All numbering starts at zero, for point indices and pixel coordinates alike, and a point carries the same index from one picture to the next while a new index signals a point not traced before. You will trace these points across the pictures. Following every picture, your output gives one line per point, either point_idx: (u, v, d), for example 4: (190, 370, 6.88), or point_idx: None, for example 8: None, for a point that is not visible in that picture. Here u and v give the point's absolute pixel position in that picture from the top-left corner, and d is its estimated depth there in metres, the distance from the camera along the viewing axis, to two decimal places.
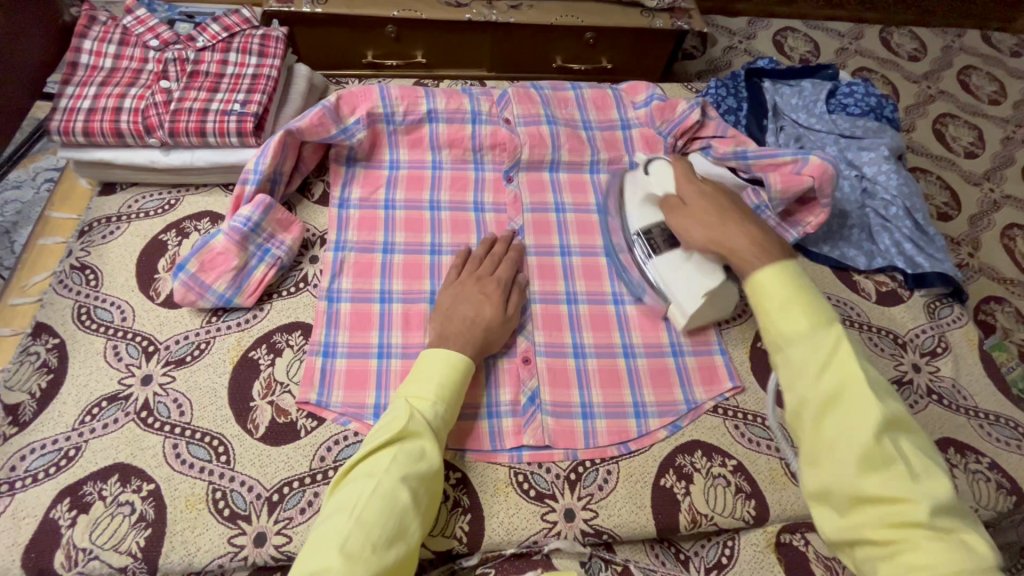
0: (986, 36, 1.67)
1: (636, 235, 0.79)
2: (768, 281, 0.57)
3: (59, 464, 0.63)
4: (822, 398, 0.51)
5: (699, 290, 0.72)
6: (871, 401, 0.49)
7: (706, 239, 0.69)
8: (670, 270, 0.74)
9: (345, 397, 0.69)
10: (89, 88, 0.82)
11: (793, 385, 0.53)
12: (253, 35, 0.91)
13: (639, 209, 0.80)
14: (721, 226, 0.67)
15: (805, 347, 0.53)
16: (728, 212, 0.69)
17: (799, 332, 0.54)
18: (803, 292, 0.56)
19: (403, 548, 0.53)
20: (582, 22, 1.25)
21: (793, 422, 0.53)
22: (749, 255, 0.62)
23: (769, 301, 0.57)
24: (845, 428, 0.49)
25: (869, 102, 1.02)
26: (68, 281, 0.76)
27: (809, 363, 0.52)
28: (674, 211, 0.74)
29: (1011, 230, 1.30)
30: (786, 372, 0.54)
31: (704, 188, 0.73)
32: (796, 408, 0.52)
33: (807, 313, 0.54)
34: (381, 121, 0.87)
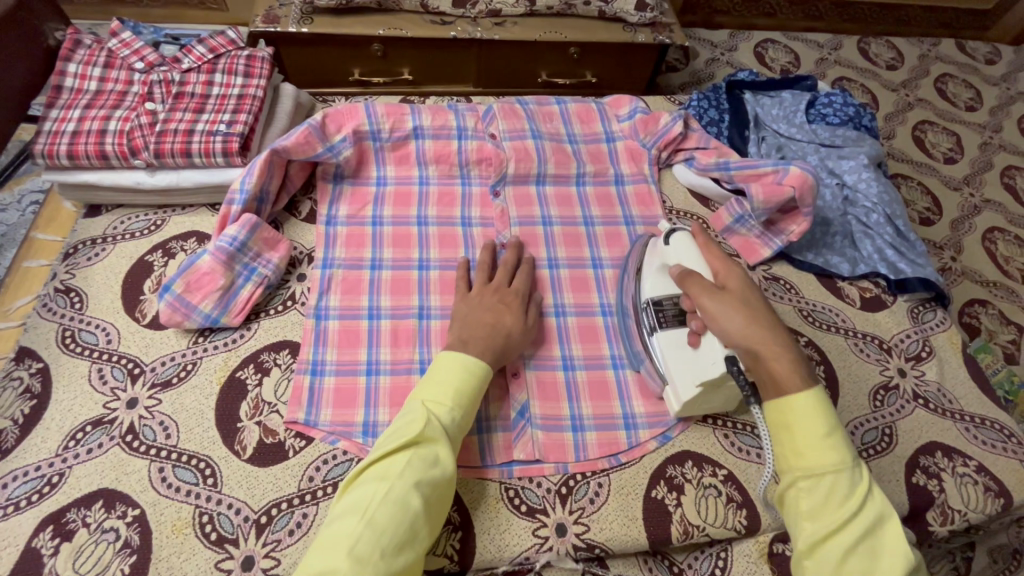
0: (961, 44, 1.71)
1: (645, 305, 0.74)
2: (803, 407, 0.57)
3: (42, 490, 0.62)
4: (852, 536, 0.51)
5: (694, 379, 0.66)
6: (897, 551, 0.51)
7: (746, 338, 0.62)
8: (672, 350, 0.69)
9: (333, 415, 0.69)
10: (74, 112, 0.83)
11: (819, 521, 0.53)
12: (238, 55, 0.92)
13: (653, 276, 0.76)
14: (765, 329, 0.62)
15: (836, 483, 0.53)
16: (769, 318, 0.64)
17: (831, 468, 0.54)
18: (834, 425, 0.56)
19: (411, 555, 0.53)
20: (566, 37, 1.27)
21: (807, 555, 0.53)
22: (788, 376, 0.59)
23: (801, 429, 0.56)
24: (871, 570, 0.50)
25: (848, 112, 1.04)
26: (52, 304, 0.76)
27: (839, 499, 0.53)
28: (710, 293, 0.66)
29: (993, 232, 1.32)
30: (810, 502, 0.54)
31: (746, 283, 0.68)
32: (818, 542, 0.52)
33: (840, 452, 0.55)
34: (367, 138, 0.88)
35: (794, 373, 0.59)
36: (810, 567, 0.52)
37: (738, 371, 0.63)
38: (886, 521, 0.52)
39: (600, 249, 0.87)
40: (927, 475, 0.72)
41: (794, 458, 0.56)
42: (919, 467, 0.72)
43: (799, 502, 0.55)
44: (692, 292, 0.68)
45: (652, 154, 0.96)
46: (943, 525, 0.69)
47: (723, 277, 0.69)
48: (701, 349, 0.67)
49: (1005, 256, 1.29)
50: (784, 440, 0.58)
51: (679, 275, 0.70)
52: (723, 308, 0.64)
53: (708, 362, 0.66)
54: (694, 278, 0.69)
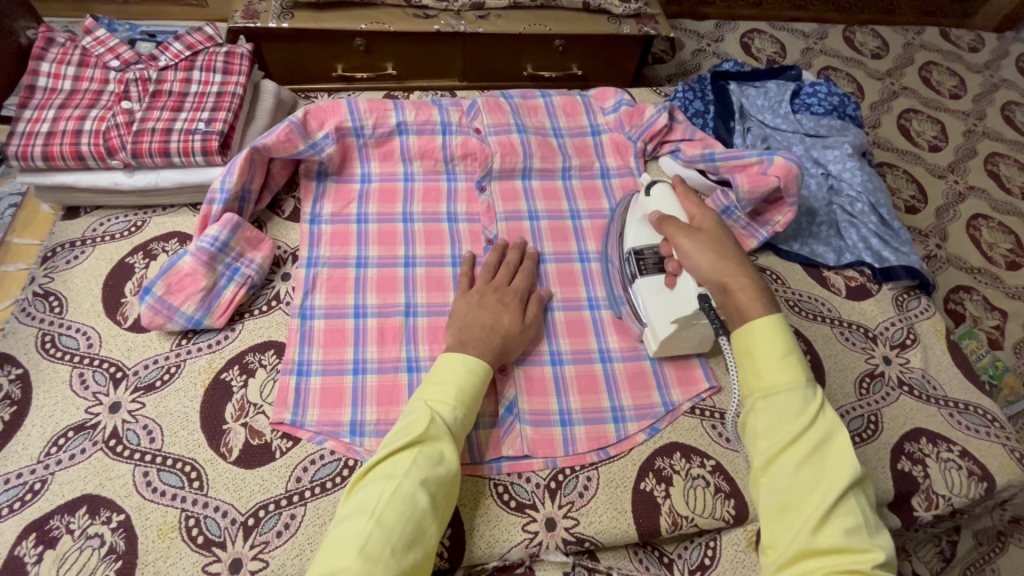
0: (945, 32, 1.71)
1: (628, 254, 0.78)
2: (762, 328, 0.58)
3: (24, 498, 0.61)
4: (803, 450, 0.53)
5: (670, 316, 0.70)
6: (844, 461, 0.52)
7: (716, 271, 0.66)
8: (651, 294, 0.73)
9: (320, 415, 0.68)
10: (48, 112, 0.81)
11: (773, 438, 0.54)
12: (216, 52, 0.90)
13: (636, 227, 0.79)
14: (736, 265, 0.66)
15: (789, 402, 0.55)
16: (740, 255, 0.67)
17: (785, 386, 0.56)
18: (791, 346, 0.58)
19: (420, 551, 0.53)
20: (551, 30, 1.26)
21: (763, 474, 0.54)
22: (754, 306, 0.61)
23: (761, 352, 0.58)
24: (819, 482, 0.51)
25: (833, 101, 1.04)
26: (31, 309, 0.75)
27: (792, 416, 0.54)
28: (684, 233, 0.71)
29: (977, 219, 1.33)
30: (764, 421, 0.55)
31: (720, 223, 0.71)
32: (771, 458, 0.53)
33: (795, 371, 0.57)
34: (350, 135, 0.87)
35: (758, 303, 0.61)
36: (765, 485, 0.54)
37: (709, 308, 0.66)
38: (835, 434, 0.54)
39: (587, 242, 0.87)
40: (913, 461, 0.72)
41: (754, 380, 0.58)
42: (904, 453, 0.73)
43: (756, 422, 0.56)
44: (668, 233, 0.72)
45: (638, 147, 0.95)
46: (928, 510, 0.70)
47: (698, 219, 0.73)
48: (677, 288, 0.71)
49: (989, 243, 1.30)
50: (745, 364, 0.59)
51: (658, 219, 0.75)
52: (695, 247, 0.69)
53: (683, 300, 0.70)
54: (670, 221, 0.73)
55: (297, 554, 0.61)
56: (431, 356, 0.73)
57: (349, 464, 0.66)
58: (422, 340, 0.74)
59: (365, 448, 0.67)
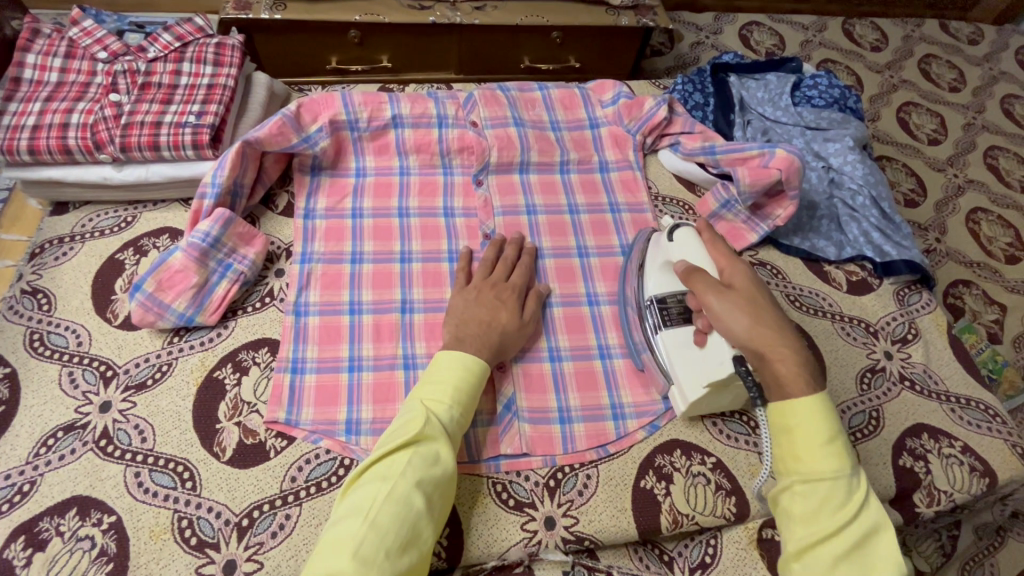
0: (945, 24, 1.70)
1: (649, 302, 0.73)
2: (807, 410, 0.55)
3: (12, 500, 0.60)
4: (843, 545, 0.50)
5: (702, 379, 0.66)
6: (887, 562, 0.50)
7: (752, 338, 0.60)
8: (677, 350, 0.68)
9: (315, 413, 0.67)
10: (33, 105, 0.79)
11: (811, 528, 0.52)
12: (207, 43, 0.88)
13: (658, 275, 0.75)
14: (773, 332, 0.60)
15: (832, 491, 0.52)
16: (777, 317, 0.61)
17: (829, 475, 0.53)
18: (837, 431, 0.55)
19: (416, 554, 0.53)
20: (548, 22, 1.24)
21: (796, 560, 0.52)
22: (796, 380, 0.57)
23: (803, 434, 0.55)
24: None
25: (833, 93, 1.03)
26: (19, 306, 0.73)
27: (833, 507, 0.52)
28: (715, 291, 0.64)
29: (976, 213, 1.32)
30: (803, 508, 0.53)
31: (752, 280, 0.65)
32: (807, 548, 0.52)
33: (840, 458, 0.53)
34: (344, 128, 0.85)
35: (801, 376, 0.57)
36: (796, 570, 0.52)
37: (746, 372, 0.61)
38: (879, 531, 0.51)
39: (587, 237, 0.86)
40: (915, 458, 0.72)
41: (793, 462, 0.55)
42: (906, 449, 0.72)
43: (792, 506, 0.54)
44: (696, 289, 0.66)
45: (637, 140, 0.94)
46: (930, 506, 0.70)
47: (728, 275, 0.67)
48: (707, 348, 0.66)
49: (988, 237, 1.30)
50: (784, 443, 0.56)
51: (683, 271, 0.68)
52: (728, 309, 0.63)
53: (715, 362, 0.65)
54: (697, 274, 0.66)
55: (293, 556, 0.59)
56: (428, 354, 0.72)
57: (344, 463, 0.65)
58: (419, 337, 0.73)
59: (361, 446, 0.66)
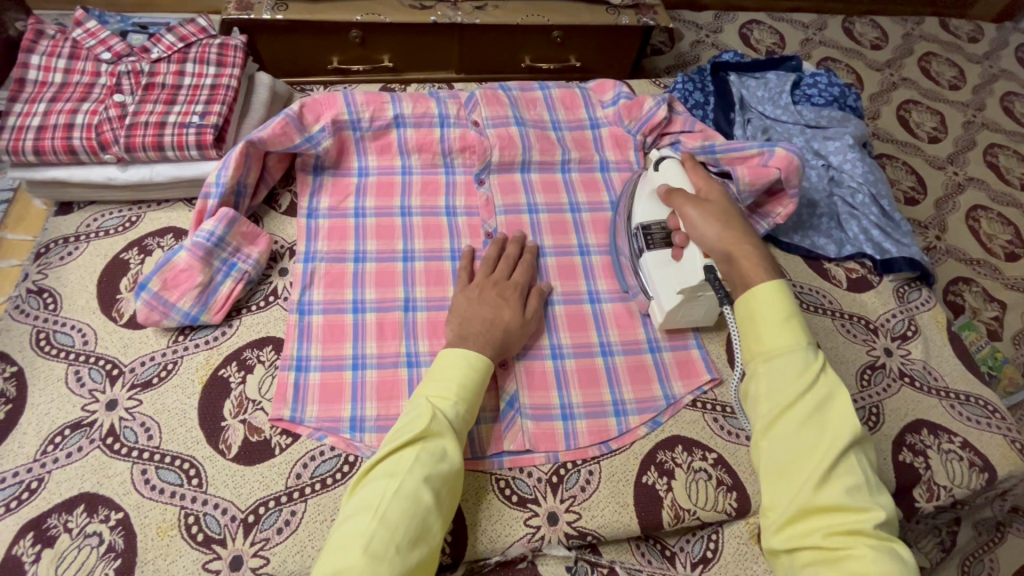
0: (945, 23, 1.70)
1: (635, 230, 0.79)
2: (766, 292, 0.57)
3: (21, 497, 0.61)
4: (804, 412, 0.52)
5: (677, 287, 0.71)
6: (845, 420, 0.51)
7: (721, 240, 0.66)
8: (657, 267, 0.74)
9: (320, 411, 0.68)
10: (38, 105, 0.80)
11: (773, 401, 0.53)
12: (210, 44, 0.89)
13: (646, 203, 0.80)
14: (741, 234, 0.65)
15: (791, 362, 0.54)
16: (745, 224, 0.67)
17: (786, 348, 0.55)
18: (792, 309, 0.57)
19: (425, 548, 0.53)
20: (549, 21, 1.25)
21: (764, 436, 0.53)
22: (758, 269, 0.61)
23: (762, 317, 0.57)
24: (820, 441, 0.51)
25: (833, 92, 1.04)
26: (25, 306, 0.74)
27: (793, 377, 0.53)
28: (691, 203, 0.70)
29: (976, 210, 1.32)
30: (766, 385, 0.54)
31: (726, 195, 0.71)
32: (774, 419, 0.53)
33: (796, 333, 0.56)
34: (347, 128, 0.86)
35: (760, 269, 0.61)
36: (765, 447, 0.53)
37: (714, 277, 0.67)
38: (836, 395, 0.53)
39: (587, 235, 0.86)
40: (914, 453, 0.72)
41: (755, 345, 0.57)
42: (905, 444, 0.73)
43: (756, 387, 0.55)
44: (676, 203, 0.72)
45: (638, 140, 0.95)
46: (930, 501, 0.70)
47: (704, 192, 0.73)
48: (683, 261, 0.72)
49: (988, 234, 1.30)
50: (747, 330, 0.58)
51: (665, 192, 0.75)
52: (702, 216, 0.68)
53: (689, 272, 0.71)
54: (678, 192, 0.73)
55: (299, 551, 0.60)
56: (431, 351, 0.73)
57: (348, 460, 0.66)
58: (422, 335, 0.73)
59: (365, 444, 0.66)
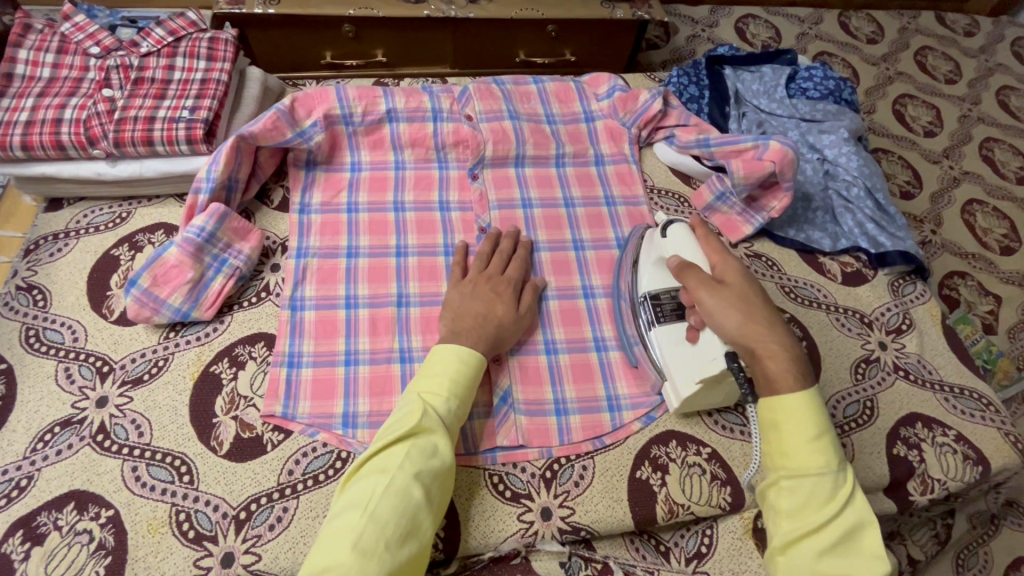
0: (940, 17, 1.70)
1: (643, 299, 0.73)
2: (794, 406, 0.56)
3: (10, 494, 0.60)
4: (828, 539, 0.51)
5: (695, 375, 0.65)
6: (870, 559, 0.51)
7: (743, 334, 0.61)
8: (671, 346, 0.69)
9: (312, 406, 0.68)
10: (26, 100, 0.79)
11: (797, 522, 0.53)
12: (200, 38, 0.88)
13: (651, 270, 0.75)
14: (765, 329, 0.61)
15: (819, 486, 0.53)
16: (767, 313, 0.62)
17: (816, 470, 0.54)
18: (823, 426, 0.56)
19: (415, 545, 0.53)
20: (543, 15, 1.24)
21: (781, 553, 0.53)
22: (784, 374, 0.58)
23: (790, 428, 0.56)
24: (845, 574, 0.50)
25: (828, 85, 1.03)
26: (14, 303, 0.73)
27: (818, 502, 0.53)
28: (707, 287, 0.64)
29: (972, 205, 1.32)
30: (790, 503, 0.54)
31: (744, 274, 0.65)
32: (792, 541, 0.53)
33: (827, 454, 0.55)
34: (339, 123, 0.85)
35: (788, 372, 0.58)
36: (781, 563, 0.53)
37: (738, 368, 0.62)
38: (865, 528, 0.52)
39: (582, 230, 0.86)
40: (908, 447, 0.72)
41: (779, 458, 0.56)
42: (900, 438, 0.73)
43: (780, 501, 0.55)
44: (689, 285, 0.66)
45: (632, 133, 0.94)
46: (923, 495, 0.70)
47: (720, 269, 0.67)
48: (699, 344, 0.66)
49: (983, 228, 1.30)
50: (772, 439, 0.57)
51: (677, 268, 0.68)
52: (720, 305, 0.63)
53: (707, 357, 0.65)
54: (692, 272, 0.66)
55: (290, 548, 0.60)
56: (424, 347, 0.72)
57: (341, 456, 0.65)
58: (414, 330, 0.73)
59: (358, 440, 0.66)
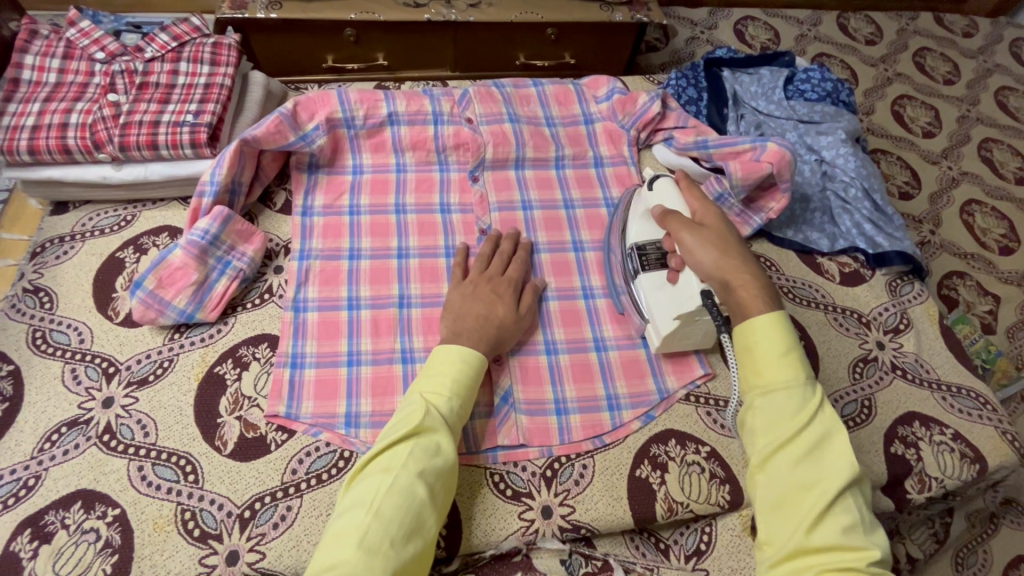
0: (939, 18, 1.71)
1: (630, 250, 0.78)
2: (763, 326, 0.59)
3: (18, 494, 0.61)
4: (801, 448, 0.53)
5: (673, 313, 0.70)
6: (841, 461, 0.53)
7: (718, 268, 0.66)
8: (653, 290, 0.73)
9: (315, 407, 0.68)
10: (33, 105, 0.80)
11: (770, 437, 0.55)
12: (204, 43, 0.89)
13: (639, 222, 0.79)
14: (738, 263, 0.66)
15: (789, 399, 0.56)
16: (742, 251, 0.67)
17: (784, 384, 0.57)
18: (790, 344, 0.59)
19: (420, 543, 0.54)
20: (543, 18, 1.25)
21: (760, 470, 0.55)
22: (755, 301, 0.62)
23: (761, 348, 0.59)
24: (818, 481, 0.52)
25: (826, 87, 1.04)
26: (21, 305, 0.74)
27: (790, 414, 0.55)
28: (687, 228, 0.70)
29: (971, 205, 1.33)
30: (763, 419, 0.56)
31: (722, 219, 0.71)
32: (768, 454, 0.54)
33: (795, 369, 0.57)
34: (341, 126, 0.86)
35: (759, 300, 0.62)
36: (761, 480, 0.55)
37: (712, 303, 0.66)
38: (834, 435, 0.55)
39: (581, 231, 0.86)
40: (906, 445, 0.73)
41: (753, 377, 0.59)
42: (898, 436, 0.73)
43: (754, 419, 0.57)
44: (672, 228, 0.72)
45: (631, 135, 0.95)
46: (921, 492, 0.71)
47: (700, 214, 0.73)
48: (679, 284, 0.71)
49: (982, 228, 1.30)
50: (746, 361, 0.60)
51: (660, 214, 0.75)
52: (699, 243, 0.68)
53: (685, 296, 0.69)
54: (674, 216, 0.72)
55: (294, 546, 0.61)
56: (425, 347, 0.73)
57: (344, 456, 0.66)
58: (416, 331, 0.74)
59: (360, 439, 0.67)
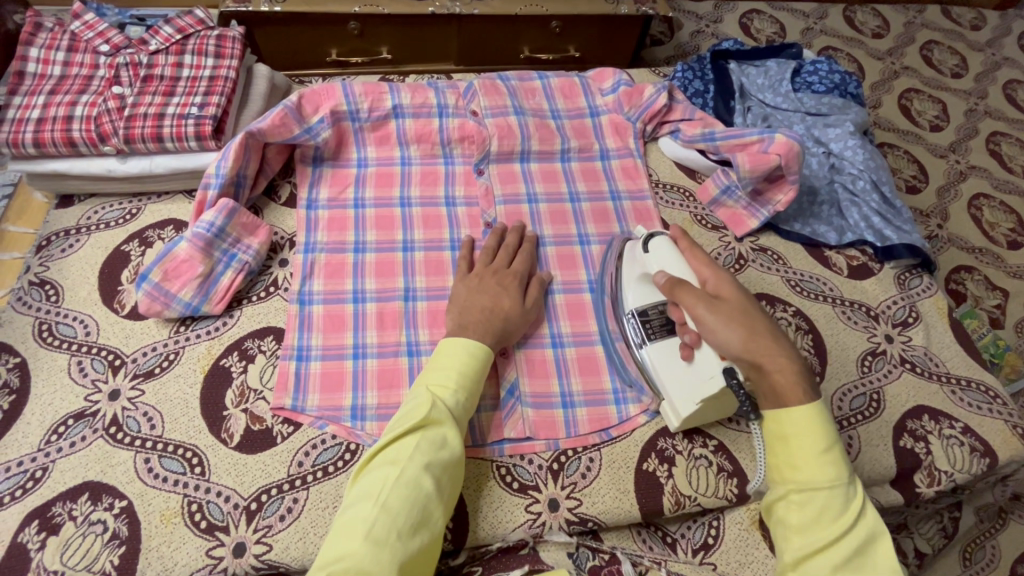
0: (946, 10, 1.69)
1: (630, 315, 0.73)
2: (800, 418, 0.54)
3: (25, 486, 0.61)
4: (841, 554, 0.49)
5: (694, 395, 0.64)
6: (886, 572, 0.49)
7: (747, 348, 0.58)
8: (664, 363, 0.68)
9: (321, 400, 0.68)
10: (38, 98, 0.80)
11: (807, 537, 0.51)
12: (208, 36, 0.89)
13: (636, 287, 0.73)
14: (767, 341, 0.58)
15: (831, 500, 0.52)
16: (768, 325, 0.60)
17: (826, 484, 0.52)
18: (831, 438, 0.54)
19: (427, 535, 0.53)
20: (547, 10, 1.25)
21: (794, 571, 0.51)
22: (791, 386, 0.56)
23: (800, 443, 0.54)
24: None
25: (834, 79, 1.03)
26: (27, 298, 0.74)
27: (831, 517, 0.51)
28: (704, 303, 0.62)
29: (978, 199, 1.32)
30: (799, 517, 0.52)
31: (739, 289, 0.64)
32: (804, 558, 0.51)
33: (837, 467, 0.53)
34: (346, 119, 0.86)
35: (795, 382, 0.56)
36: None
37: (736, 383, 0.60)
38: (878, 539, 0.51)
39: (587, 225, 0.86)
40: (915, 438, 0.72)
41: (787, 470, 0.54)
42: (907, 430, 0.73)
43: (788, 515, 0.53)
44: (685, 302, 0.63)
45: (637, 127, 0.95)
46: (931, 487, 0.70)
47: (713, 286, 0.65)
48: (695, 362, 0.65)
49: (990, 223, 1.29)
50: (779, 451, 0.55)
51: (668, 284, 0.66)
52: (721, 321, 0.60)
53: (705, 376, 0.63)
54: (684, 287, 0.64)
55: (301, 538, 0.60)
56: (431, 341, 0.73)
57: (350, 448, 0.66)
58: (422, 324, 0.73)
59: (366, 432, 0.67)
